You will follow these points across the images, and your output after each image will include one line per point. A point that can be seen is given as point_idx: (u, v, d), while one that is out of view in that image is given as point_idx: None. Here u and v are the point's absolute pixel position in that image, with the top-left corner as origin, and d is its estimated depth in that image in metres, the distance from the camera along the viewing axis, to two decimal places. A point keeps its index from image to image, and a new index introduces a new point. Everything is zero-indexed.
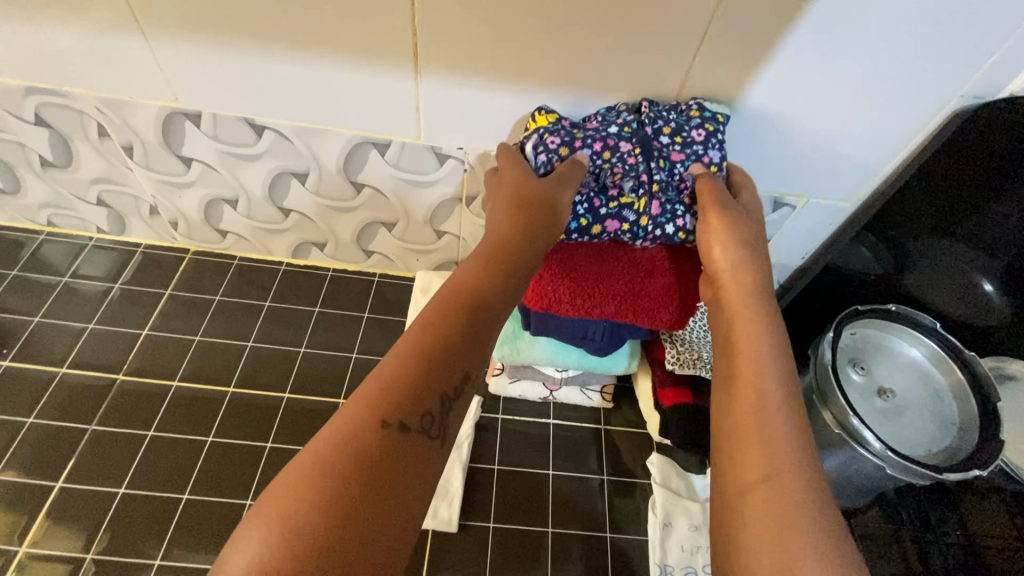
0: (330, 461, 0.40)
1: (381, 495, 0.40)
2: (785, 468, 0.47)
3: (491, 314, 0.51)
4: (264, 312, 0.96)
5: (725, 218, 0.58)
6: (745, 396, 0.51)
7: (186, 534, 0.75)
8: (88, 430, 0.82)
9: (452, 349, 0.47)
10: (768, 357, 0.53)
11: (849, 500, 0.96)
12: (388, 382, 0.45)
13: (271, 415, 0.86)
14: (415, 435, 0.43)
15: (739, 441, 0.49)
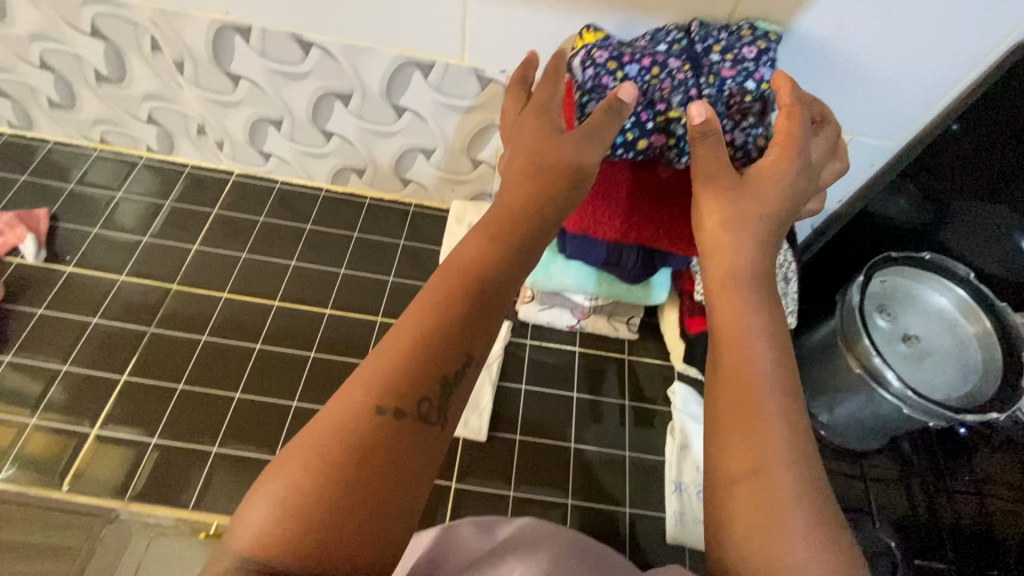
0: (327, 447, 0.39)
1: (381, 476, 0.40)
2: (776, 460, 0.46)
3: (497, 291, 0.49)
4: (305, 236, 0.99)
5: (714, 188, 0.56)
6: (739, 395, 0.49)
7: (240, 428, 0.80)
8: (147, 332, 0.87)
9: (454, 331, 0.45)
10: (763, 353, 0.50)
11: (859, 443, 1.00)
12: (387, 364, 0.43)
13: (315, 326, 0.90)
14: (413, 422, 0.42)
15: (730, 437, 0.48)
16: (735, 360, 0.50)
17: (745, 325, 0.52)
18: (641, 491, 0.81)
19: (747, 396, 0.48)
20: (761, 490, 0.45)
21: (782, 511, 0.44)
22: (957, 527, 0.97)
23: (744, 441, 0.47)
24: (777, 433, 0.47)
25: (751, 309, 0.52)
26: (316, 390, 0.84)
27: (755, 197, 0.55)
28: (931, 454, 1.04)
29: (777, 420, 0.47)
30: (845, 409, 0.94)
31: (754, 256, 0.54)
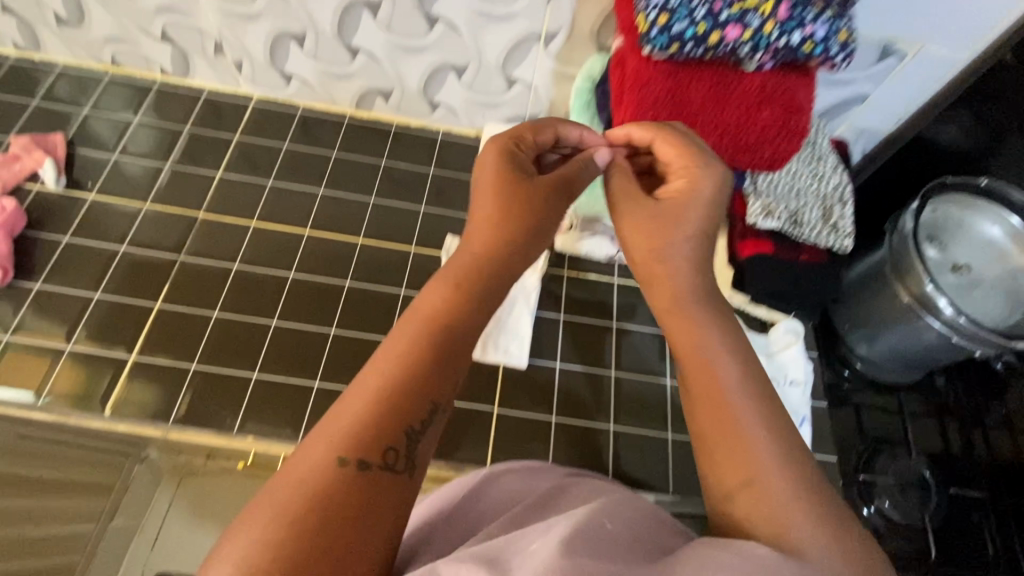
0: (279, 517, 0.36)
1: (341, 542, 0.36)
2: (767, 469, 0.43)
3: (464, 338, 0.46)
4: (332, 164, 0.95)
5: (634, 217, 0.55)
6: (715, 427, 0.45)
7: (279, 354, 0.79)
8: (177, 261, 0.85)
9: (419, 375, 0.42)
10: (728, 369, 0.47)
11: (896, 375, 0.99)
12: (342, 425, 0.40)
13: (348, 256, 0.87)
14: (372, 479, 0.39)
15: (715, 461, 0.45)
16: (699, 391, 0.47)
17: (703, 343, 0.49)
18: (681, 416, 0.80)
19: (722, 429, 0.45)
20: (762, 499, 0.42)
21: (792, 515, 0.41)
22: (991, 461, 0.97)
23: (730, 465, 0.44)
24: (760, 439, 0.44)
25: (702, 327, 0.49)
26: (354, 318, 0.82)
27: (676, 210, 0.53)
28: (966, 390, 1.03)
29: (754, 434, 0.44)
30: (886, 342, 0.92)
31: (692, 270, 0.52)
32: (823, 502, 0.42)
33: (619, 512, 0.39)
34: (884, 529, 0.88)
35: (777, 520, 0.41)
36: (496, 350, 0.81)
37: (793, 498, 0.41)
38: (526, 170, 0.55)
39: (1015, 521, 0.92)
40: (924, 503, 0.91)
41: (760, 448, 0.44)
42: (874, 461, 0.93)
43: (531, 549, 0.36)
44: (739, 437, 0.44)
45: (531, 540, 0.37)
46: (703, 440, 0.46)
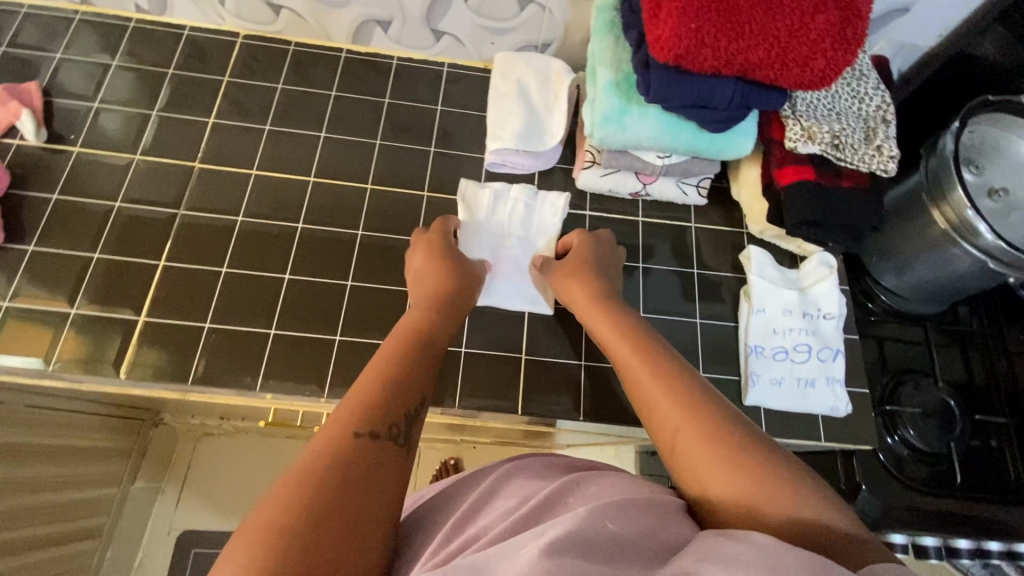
0: (305, 477, 0.42)
1: (354, 493, 0.42)
2: (704, 417, 0.48)
3: (434, 347, 0.60)
4: (331, 103, 0.89)
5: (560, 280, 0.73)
6: (663, 410, 0.50)
7: (295, 310, 0.76)
8: (177, 216, 0.80)
9: (408, 368, 0.54)
10: (666, 363, 0.54)
11: (919, 306, 0.97)
12: (347, 413, 0.48)
13: (357, 204, 0.82)
14: (378, 446, 0.46)
15: (663, 442, 0.49)
16: (641, 386, 0.53)
17: (642, 350, 0.57)
18: (714, 354, 0.76)
19: (665, 401, 0.50)
20: (722, 472, 0.43)
21: (751, 486, 0.42)
22: (1014, 389, 0.96)
23: (684, 442, 0.47)
24: (686, 398, 0.50)
25: (638, 345, 0.58)
26: (370, 268, 0.79)
27: (569, 274, 0.72)
28: (990, 320, 1.01)
29: (697, 412, 0.48)
30: (915, 274, 0.91)
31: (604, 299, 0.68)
32: (785, 468, 0.42)
33: (621, 510, 0.39)
34: (907, 456, 0.89)
35: (732, 470, 0.43)
36: (521, 300, 0.78)
37: (754, 467, 0.43)
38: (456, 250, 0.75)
39: None
40: (947, 430, 0.91)
41: (704, 420, 0.47)
42: (899, 393, 0.93)
43: (519, 555, 0.36)
44: (680, 419, 0.48)
45: (522, 545, 0.37)
46: (651, 429, 0.51)
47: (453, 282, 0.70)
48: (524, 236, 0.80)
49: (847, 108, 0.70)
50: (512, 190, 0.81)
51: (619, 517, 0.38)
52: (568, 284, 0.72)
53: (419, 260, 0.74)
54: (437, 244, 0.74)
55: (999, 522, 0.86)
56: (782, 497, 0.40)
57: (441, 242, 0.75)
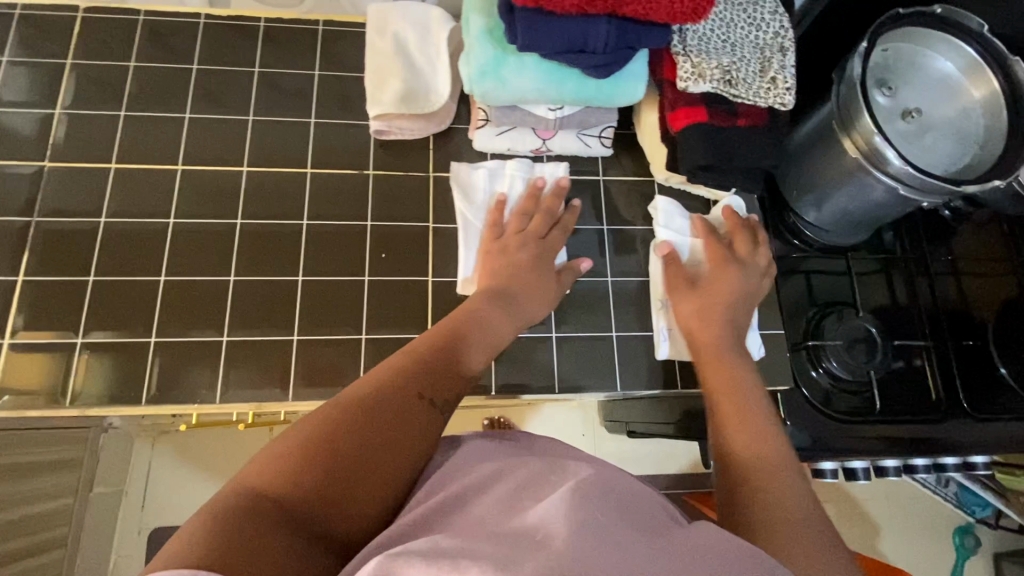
0: (357, 408, 0.47)
1: (388, 440, 0.47)
2: (767, 446, 0.54)
3: (490, 336, 0.61)
4: (194, 77, 0.80)
5: (683, 293, 0.71)
6: (739, 435, 0.55)
7: (175, 312, 0.71)
8: (31, 223, 0.73)
9: (464, 347, 0.57)
10: (765, 411, 0.58)
11: (843, 237, 0.96)
12: (400, 370, 0.52)
13: (234, 189, 0.76)
14: (416, 406, 0.50)
15: (734, 455, 0.54)
16: (730, 411, 0.58)
17: (737, 387, 0.61)
18: (626, 311, 0.76)
19: (746, 429, 0.56)
20: (781, 508, 0.47)
21: (803, 540, 0.44)
22: (933, 306, 0.97)
23: (757, 473, 0.51)
24: (766, 429, 0.55)
25: (735, 372, 0.63)
26: (254, 259, 0.73)
27: (694, 299, 0.70)
28: (912, 243, 1.01)
29: (788, 467, 0.51)
30: (834, 205, 0.88)
31: (726, 326, 0.68)
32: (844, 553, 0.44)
33: (605, 501, 0.38)
34: (831, 388, 0.90)
35: (781, 507, 0.47)
36: None
37: (804, 513, 0.47)
38: (529, 253, 0.70)
39: (955, 362, 0.94)
40: (870, 356, 0.91)
41: (777, 468, 0.51)
42: (822, 326, 0.93)
43: (544, 535, 0.35)
44: (767, 458, 0.52)
45: (539, 520, 0.36)
46: (723, 442, 0.56)
47: (531, 285, 0.68)
48: None
49: (739, 39, 0.65)
50: (508, 167, 0.77)
51: (605, 508, 0.38)
52: (695, 302, 0.70)
53: (522, 251, 0.70)
54: (537, 243, 0.71)
55: (922, 439, 0.89)
56: (812, 542, 0.44)
57: (545, 242, 0.71)
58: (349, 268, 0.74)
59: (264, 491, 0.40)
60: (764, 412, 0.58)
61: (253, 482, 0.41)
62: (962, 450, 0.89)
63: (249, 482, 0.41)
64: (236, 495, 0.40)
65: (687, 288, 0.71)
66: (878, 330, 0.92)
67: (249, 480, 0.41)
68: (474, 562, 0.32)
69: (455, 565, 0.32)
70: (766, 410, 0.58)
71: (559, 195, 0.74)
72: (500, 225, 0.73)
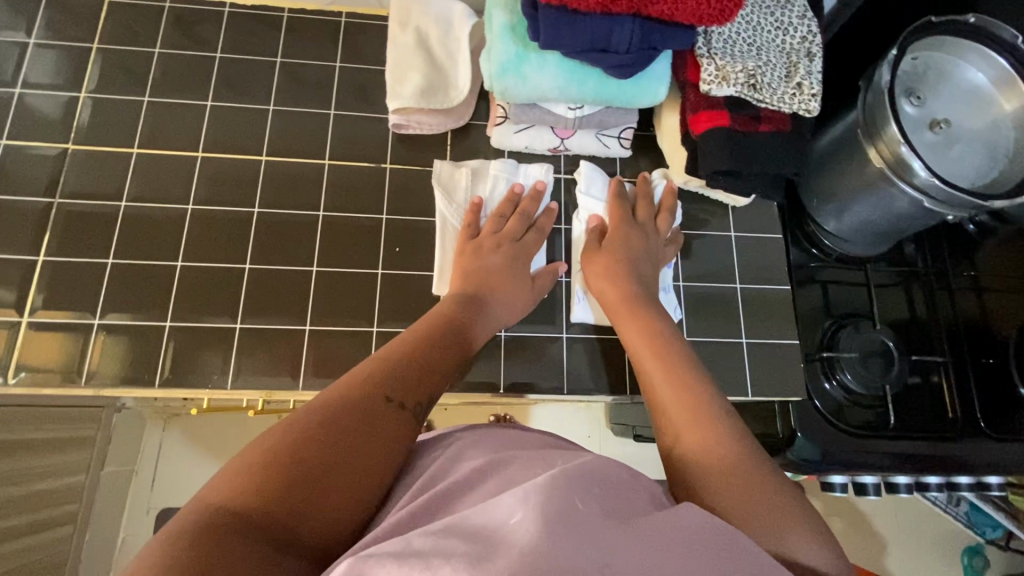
0: (324, 412, 0.47)
1: (358, 441, 0.46)
2: (704, 406, 0.51)
3: (462, 341, 0.62)
4: (217, 65, 0.80)
5: (591, 263, 0.71)
6: (672, 402, 0.53)
7: (190, 298, 0.71)
8: (54, 203, 0.74)
9: (432, 353, 0.58)
10: (691, 369, 0.56)
11: (861, 247, 0.94)
12: (367, 375, 0.52)
13: (252, 178, 0.76)
14: (384, 408, 0.50)
15: (669, 422, 0.51)
16: (662, 379, 0.56)
17: (659, 353, 0.59)
18: None
19: (678, 394, 0.53)
20: (723, 472, 0.45)
21: (742, 496, 0.43)
22: (952, 321, 0.96)
23: (688, 436, 0.49)
24: (700, 389, 0.53)
25: (653, 329, 0.62)
26: (270, 248, 0.73)
27: (597, 258, 0.71)
28: (934, 257, 0.99)
29: (718, 424, 0.49)
30: (855, 216, 0.87)
31: (632, 283, 0.67)
32: (785, 492, 0.44)
33: (588, 488, 0.38)
34: (844, 401, 0.89)
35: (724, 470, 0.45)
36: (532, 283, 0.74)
37: (750, 473, 0.45)
38: (505, 256, 0.70)
39: (973, 380, 0.92)
40: (886, 371, 0.90)
41: (715, 426, 0.49)
42: (838, 338, 0.91)
43: (514, 524, 0.34)
44: (703, 419, 0.50)
45: (511, 510, 0.35)
46: (660, 411, 0.53)
47: (504, 289, 0.69)
48: None
49: (765, 43, 0.64)
50: (491, 167, 0.76)
51: (587, 496, 0.37)
52: (601, 269, 0.69)
53: (496, 253, 0.70)
54: (511, 245, 0.71)
55: (938, 458, 0.87)
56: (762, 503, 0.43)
57: (519, 245, 0.72)
58: (362, 260, 0.74)
59: (228, 504, 0.39)
60: (697, 372, 0.56)
61: (218, 497, 0.40)
62: (975, 472, 0.87)
63: (214, 495, 0.40)
64: (202, 511, 0.39)
65: (596, 255, 0.71)
66: (897, 345, 0.90)
67: (213, 495, 0.40)
68: (447, 562, 0.33)
69: (427, 566, 0.33)
70: (697, 370, 0.56)
71: (537, 199, 0.74)
72: (475, 226, 0.73)
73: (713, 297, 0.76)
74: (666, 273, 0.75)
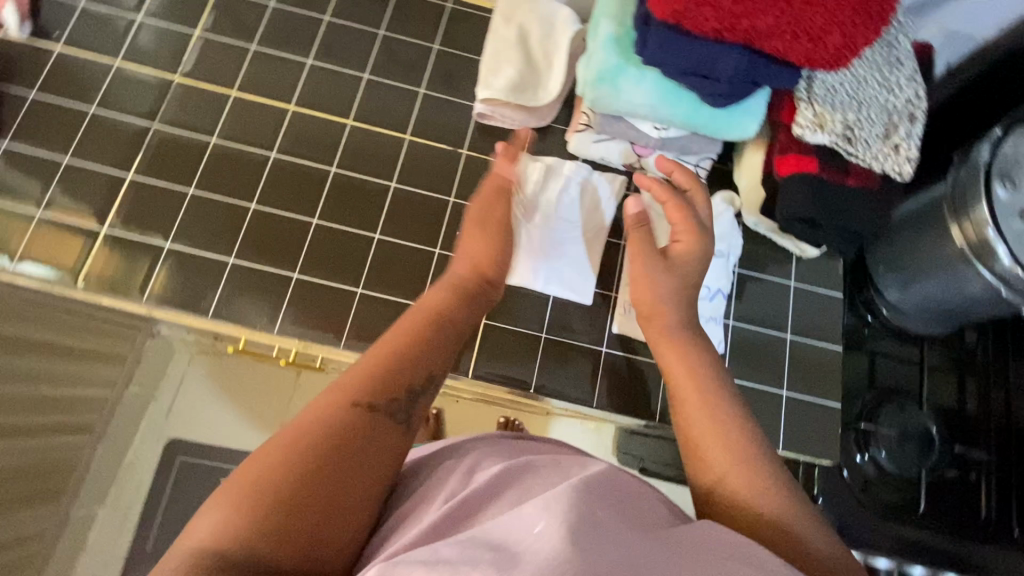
0: (301, 436, 0.39)
1: (348, 461, 0.40)
2: (740, 437, 0.45)
3: (458, 326, 0.52)
4: (323, 28, 0.84)
5: (632, 267, 0.58)
6: (707, 436, 0.45)
7: (256, 241, 0.74)
8: (152, 129, 0.78)
9: (422, 345, 0.48)
10: (727, 404, 0.47)
11: (922, 324, 0.90)
12: (343, 381, 0.43)
13: (335, 139, 0.79)
14: (364, 418, 0.41)
15: (699, 458, 0.45)
16: (698, 418, 0.47)
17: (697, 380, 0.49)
18: None
19: (711, 426, 0.46)
20: (777, 511, 0.41)
21: (804, 530, 0.40)
22: (1004, 423, 0.91)
23: (735, 478, 0.43)
24: (731, 415, 0.47)
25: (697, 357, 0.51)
26: (339, 209, 0.76)
27: (635, 243, 0.59)
28: (997, 352, 0.95)
29: (759, 456, 0.44)
30: (922, 290, 0.84)
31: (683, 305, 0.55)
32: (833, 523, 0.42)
33: (603, 498, 0.37)
34: (874, 477, 0.85)
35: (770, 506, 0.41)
36: (570, 286, 0.74)
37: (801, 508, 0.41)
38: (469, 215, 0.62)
39: (1016, 487, 0.88)
40: (923, 456, 0.87)
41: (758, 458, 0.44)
42: (879, 412, 0.88)
43: (538, 533, 0.34)
44: (744, 454, 0.44)
45: (534, 520, 0.35)
46: (689, 447, 0.46)
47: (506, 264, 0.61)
48: (568, 218, 0.75)
49: (871, 98, 0.62)
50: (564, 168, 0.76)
51: (605, 505, 0.37)
52: (644, 279, 0.57)
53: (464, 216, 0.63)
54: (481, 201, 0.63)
55: (961, 558, 0.83)
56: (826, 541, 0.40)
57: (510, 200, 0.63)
58: (423, 237, 0.76)
59: (219, 555, 0.34)
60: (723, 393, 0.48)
61: (200, 542, 0.35)
62: None
63: (198, 546, 0.35)
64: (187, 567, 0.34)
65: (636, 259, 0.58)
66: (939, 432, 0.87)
67: (197, 540, 0.35)
68: (473, 569, 0.32)
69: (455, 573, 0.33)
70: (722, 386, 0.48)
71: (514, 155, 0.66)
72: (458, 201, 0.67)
73: (760, 343, 0.75)
74: (720, 309, 0.73)
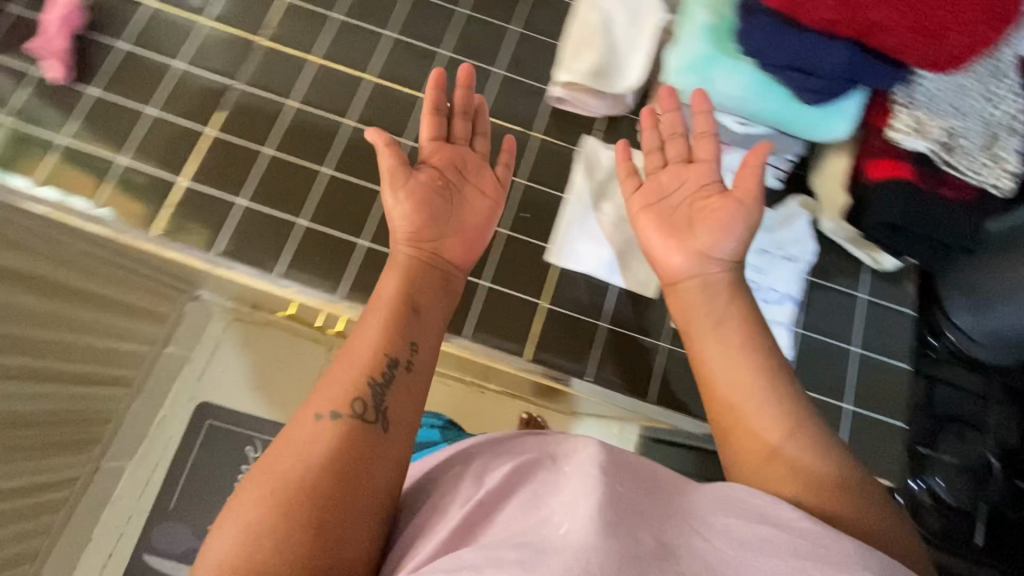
0: (281, 474, 0.41)
1: (341, 476, 0.42)
2: (786, 420, 0.46)
3: (421, 307, 0.53)
4: (406, 1, 0.84)
5: (663, 236, 0.58)
6: (753, 416, 0.46)
7: (326, 205, 0.75)
8: (232, 88, 0.79)
9: (383, 337, 0.49)
10: (772, 388, 0.47)
11: (994, 355, 0.84)
12: (313, 408, 0.45)
13: (410, 112, 0.79)
14: (354, 429, 0.44)
15: (742, 437, 0.46)
16: (741, 400, 0.47)
17: (741, 363, 0.49)
18: None
19: (756, 407, 0.47)
20: (821, 485, 0.42)
21: (847, 499, 0.42)
22: None
23: (783, 455, 0.44)
24: (775, 398, 0.47)
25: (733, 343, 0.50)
26: None
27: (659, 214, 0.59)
28: None
29: (804, 432, 0.45)
30: (999, 318, 0.79)
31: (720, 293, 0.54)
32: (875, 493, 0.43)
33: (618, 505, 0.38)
34: (927, 504, 0.82)
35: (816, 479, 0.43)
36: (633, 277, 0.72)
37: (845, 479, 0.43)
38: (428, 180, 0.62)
39: None
40: (980, 488, 0.83)
41: (804, 438, 0.45)
42: (938, 438, 0.84)
43: (563, 533, 0.35)
44: (788, 437, 0.45)
45: (558, 521, 0.36)
46: (733, 429, 0.47)
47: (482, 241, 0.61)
48: None
49: (972, 109, 0.60)
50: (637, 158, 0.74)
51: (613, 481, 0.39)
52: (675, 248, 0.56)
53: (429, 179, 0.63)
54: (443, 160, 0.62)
55: None
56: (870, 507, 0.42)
57: (459, 148, 0.63)
58: None
59: None
60: (769, 377, 0.48)
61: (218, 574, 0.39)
62: None
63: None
64: None
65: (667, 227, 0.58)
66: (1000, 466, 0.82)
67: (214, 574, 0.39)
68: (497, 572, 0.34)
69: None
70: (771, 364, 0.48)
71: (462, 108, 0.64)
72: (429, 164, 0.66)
73: (826, 352, 0.72)
74: (789, 314, 0.71)
